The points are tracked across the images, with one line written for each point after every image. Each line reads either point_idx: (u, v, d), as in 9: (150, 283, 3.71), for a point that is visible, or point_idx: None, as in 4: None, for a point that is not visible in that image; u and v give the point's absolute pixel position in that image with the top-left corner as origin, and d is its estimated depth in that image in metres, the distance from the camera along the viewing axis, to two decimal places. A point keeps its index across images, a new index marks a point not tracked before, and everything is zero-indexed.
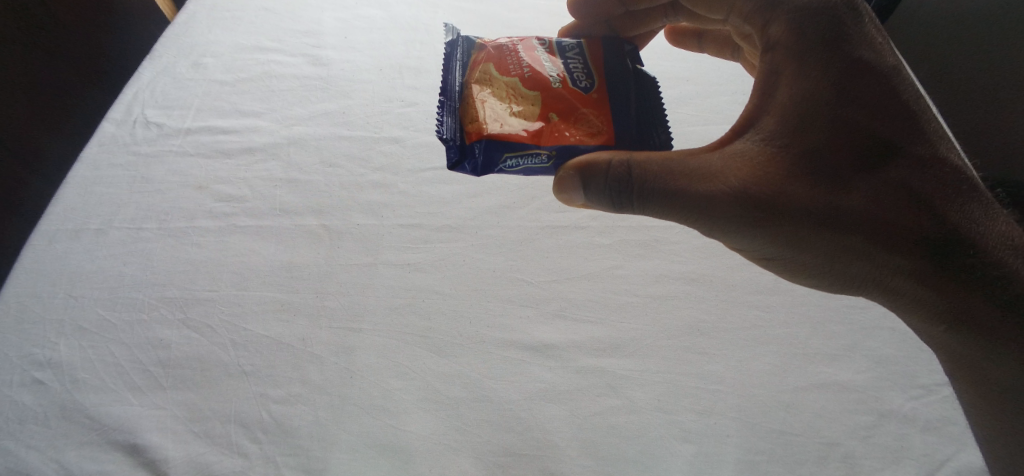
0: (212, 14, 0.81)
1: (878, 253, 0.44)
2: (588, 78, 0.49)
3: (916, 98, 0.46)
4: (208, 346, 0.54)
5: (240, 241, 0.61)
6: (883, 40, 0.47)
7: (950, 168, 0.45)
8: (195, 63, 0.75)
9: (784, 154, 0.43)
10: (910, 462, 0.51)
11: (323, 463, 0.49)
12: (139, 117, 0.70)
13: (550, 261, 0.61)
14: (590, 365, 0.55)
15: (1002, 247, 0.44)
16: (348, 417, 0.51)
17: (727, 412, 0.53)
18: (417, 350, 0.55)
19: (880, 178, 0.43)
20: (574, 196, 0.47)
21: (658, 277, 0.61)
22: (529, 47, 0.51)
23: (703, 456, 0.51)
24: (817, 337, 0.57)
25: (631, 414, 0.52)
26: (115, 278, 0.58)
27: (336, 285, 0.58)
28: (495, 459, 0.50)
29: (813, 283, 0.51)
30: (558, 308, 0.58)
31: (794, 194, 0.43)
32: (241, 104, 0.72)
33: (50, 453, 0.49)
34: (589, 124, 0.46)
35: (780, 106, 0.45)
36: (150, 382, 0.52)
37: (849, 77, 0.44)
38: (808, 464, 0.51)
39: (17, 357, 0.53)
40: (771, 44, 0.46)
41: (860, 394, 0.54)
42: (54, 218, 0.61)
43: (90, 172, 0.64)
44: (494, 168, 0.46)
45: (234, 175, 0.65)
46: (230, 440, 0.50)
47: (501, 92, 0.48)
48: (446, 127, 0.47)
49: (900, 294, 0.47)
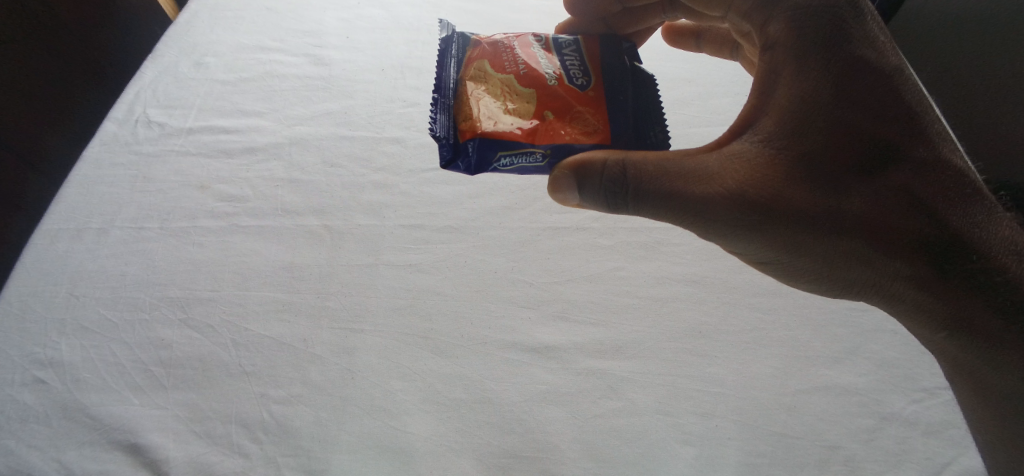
0: (213, 13, 0.81)
1: (877, 258, 0.44)
2: (585, 76, 0.49)
3: (919, 99, 0.46)
4: (209, 346, 0.54)
5: (241, 241, 0.61)
6: (885, 40, 0.47)
7: (954, 171, 0.45)
8: (196, 62, 0.75)
9: (783, 155, 0.43)
10: (910, 465, 0.51)
11: (324, 464, 0.49)
12: (140, 116, 0.70)
13: (552, 261, 0.61)
14: (590, 367, 0.54)
15: (1006, 254, 0.44)
16: (349, 417, 0.51)
17: (727, 415, 0.53)
18: (418, 351, 0.55)
19: (880, 180, 0.43)
20: (569, 196, 0.47)
21: (660, 279, 0.60)
22: (525, 43, 0.51)
23: (704, 459, 0.51)
24: (818, 340, 0.57)
25: (631, 416, 0.52)
26: (116, 278, 0.58)
27: (337, 286, 0.58)
28: (496, 461, 0.50)
29: (811, 287, 0.51)
30: (560, 309, 0.58)
31: (792, 196, 0.43)
32: (242, 103, 0.72)
33: (50, 453, 0.49)
34: (585, 122, 0.46)
35: (778, 107, 0.44)
36: (151, 382, 0.52)
37: (849, 77, 0.44)
38: (808, 467, 0.51)
39: (19, 356, 0.53)
40: (770, 43, 0.46)
41: (860, 397, 0.54)
42: (55, 217, 0.61)
43: (91, 172, 0.64)
44: (488, 167, 0.46)
45: (236, 175, 0.65)
46: (230, 440, 0.50)
47: (496, 89, 0.47)
48: (440, 125, 0.47)
49: (899, 299, 0.46)
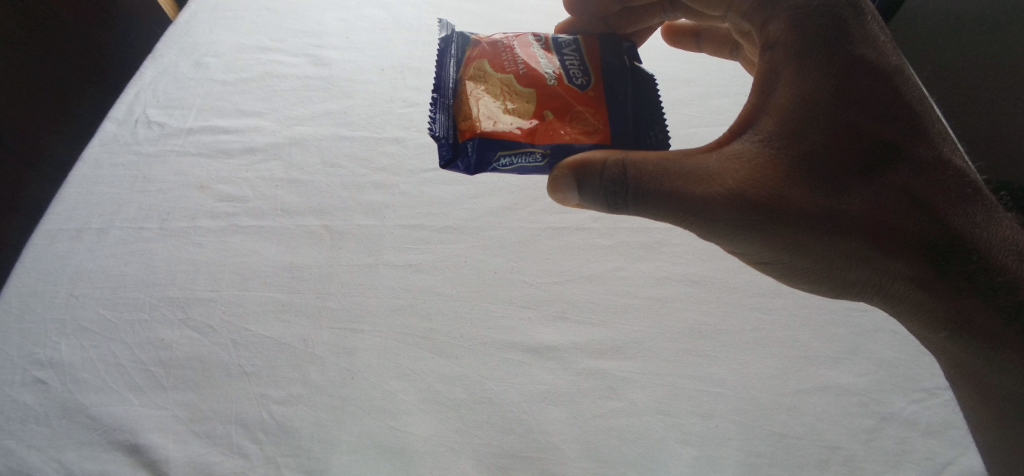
0: (213, 13, 0.81)
1: (878, 258, 0.44)
2: (584, 75, 0.49)
3: (919, 99, 0.46)
4: (208, 346, 0.54)
5: (241, 241, 0.61)
6: (885, 39, 0.47)
7: (954, 171, 0.45)
8: (196, 62, 0.75)
9: (783, 155, 0.43)
10: (910, 465, 0.51)
11: (324, 465, 0.49)
12: (140, 116, 0.70)
13: (552, 261, 0.61)
14: (590, 367, 0.54)
15: (1006, 253, 0.44)
16: (349, 417, 0.51)
17: (727, 415, 0.53)
18: (418, 351, 0.54)
19: (880, 180, 0.43)
20: (568, 196, 0.47)
21: (660, 279, 0.60)
22: (524, 43, 0.51)
23: (704, 459, 0.51)
24: (818, 339, 0.57)
25: (631, 416, 0.52)
26: (116, 278, 0.58)
27: (337, 286, 0.58)
28: (496, 461, 0.50)
29: (811, 287, 0.51)
30: (560, 309, 0.58)
31: (792, 196, 0.43)
32: (242, 104, 0.72)
33: (50, 453, 0.49)
34: (584, 122, 0.46)
35: (778, 107, 0.44)
36: (151, 382, 0.52)
37: (849, 77, 0.44)
38: (808, 467, 0.51)
39: (18, 356, 0.53)
40: (770, 43, 0.46)
41: (860, 397, 0.54)
42: (55, 217, 0.61)
43: (91, 172, 0.64)
44: (488, 167, 0.46)
45: (235, 175, 0.65)
46: (230, 441, 0.50)
47: (495, 89, 0.47)
48: (439, 124, 0.47)
49: (899, 298, 0.46)
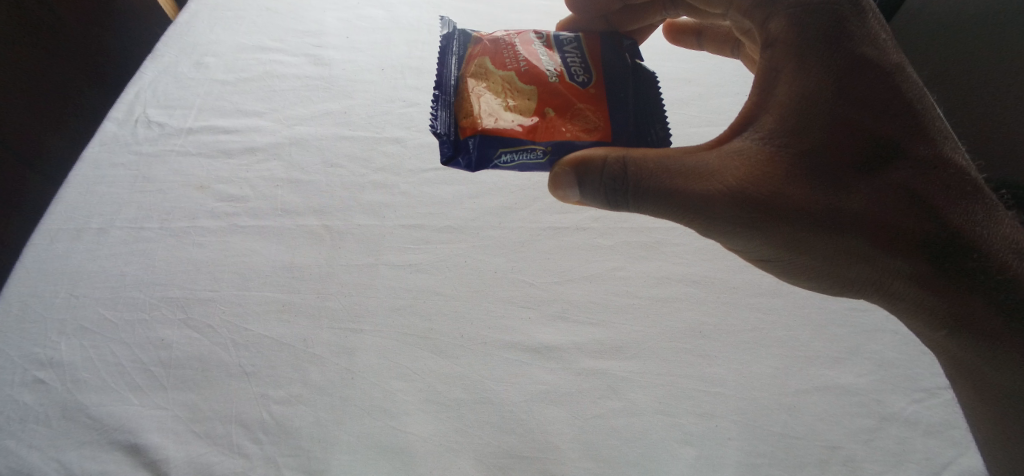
0: (214, 13, 0.81)
1: (877, 255, 0.44)
2: (585, 73, 0.49)
3: (920, 97, 0.46)
4: (208, 346, 0.54)
5: (241, 241, 0.61)
6: (886, 37, 0.47)
7: (954, 169, 0.45)
8: (196, 63, 0.75)
9: (783, 153, 0.43)
10: (911, 465, 0.51)
11: (324, 464, 0.49)
12: (140, 116, 0.69)
13: (552, 261, 0.61)
14: (590, 367, 0.54)
15: (1007, 251, 0.44)
16: (349, 417, 0.51)
17: (727, 415, 0.53)
18: (418, 351, 0.54)
19: (880, 178, 0.43)
20: (569, 193, 0.47)
21: (660, 279, 0.60)
22: (526, 41, 0.51)
23: (704, 459, 0.51)
24: (819, 339, 0.57)
25: (632, 416, 0.52)
26: (116, 278, 0.58)
27: (337, 286, 0.58)
28: (496, 461, 0.50)
29: (812, 285, 0.51)
30: (560, 309, 0.58)
31: (792, 193, 0.43)
32: (242, 103, 0.72)
33: (50, 453, 0.49)
34: (585, 120, 0.46)
35: (779, 104, 0.44)
36: (151, 382, 0.52)
37: (849, 75, 0.44)
38: (809, 467, 0.51)
39: (18, 356, 0.53)
40: (770, 40, 0.46)
41: (860, 397, 0.54)
42: (54, 217, 0.61)
43: (91, 171, 0.64)
44: (488, 164, 0.46)
45: (236, 175, 0.65)
46: (230, 440, 0.50)
47: (497, 86, 0.47)
48: (441, 122, 0.47)
49: (898, 295, 0.46)
